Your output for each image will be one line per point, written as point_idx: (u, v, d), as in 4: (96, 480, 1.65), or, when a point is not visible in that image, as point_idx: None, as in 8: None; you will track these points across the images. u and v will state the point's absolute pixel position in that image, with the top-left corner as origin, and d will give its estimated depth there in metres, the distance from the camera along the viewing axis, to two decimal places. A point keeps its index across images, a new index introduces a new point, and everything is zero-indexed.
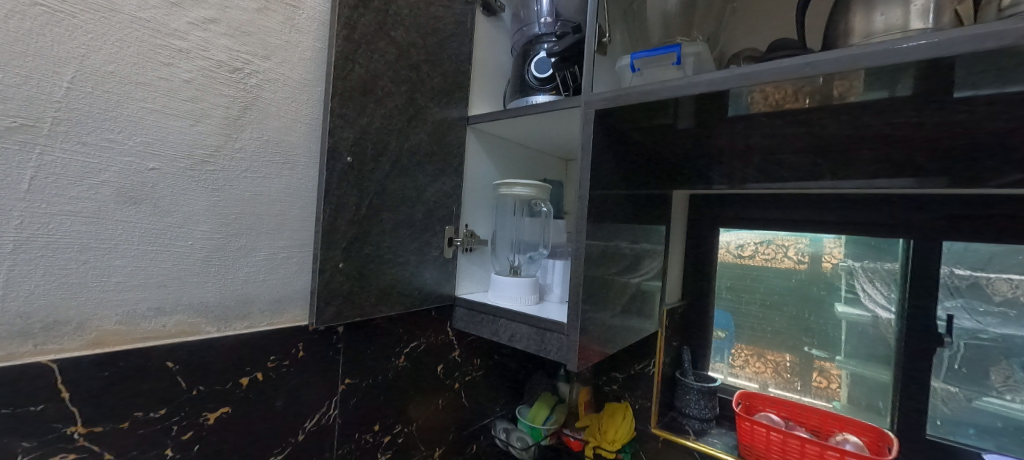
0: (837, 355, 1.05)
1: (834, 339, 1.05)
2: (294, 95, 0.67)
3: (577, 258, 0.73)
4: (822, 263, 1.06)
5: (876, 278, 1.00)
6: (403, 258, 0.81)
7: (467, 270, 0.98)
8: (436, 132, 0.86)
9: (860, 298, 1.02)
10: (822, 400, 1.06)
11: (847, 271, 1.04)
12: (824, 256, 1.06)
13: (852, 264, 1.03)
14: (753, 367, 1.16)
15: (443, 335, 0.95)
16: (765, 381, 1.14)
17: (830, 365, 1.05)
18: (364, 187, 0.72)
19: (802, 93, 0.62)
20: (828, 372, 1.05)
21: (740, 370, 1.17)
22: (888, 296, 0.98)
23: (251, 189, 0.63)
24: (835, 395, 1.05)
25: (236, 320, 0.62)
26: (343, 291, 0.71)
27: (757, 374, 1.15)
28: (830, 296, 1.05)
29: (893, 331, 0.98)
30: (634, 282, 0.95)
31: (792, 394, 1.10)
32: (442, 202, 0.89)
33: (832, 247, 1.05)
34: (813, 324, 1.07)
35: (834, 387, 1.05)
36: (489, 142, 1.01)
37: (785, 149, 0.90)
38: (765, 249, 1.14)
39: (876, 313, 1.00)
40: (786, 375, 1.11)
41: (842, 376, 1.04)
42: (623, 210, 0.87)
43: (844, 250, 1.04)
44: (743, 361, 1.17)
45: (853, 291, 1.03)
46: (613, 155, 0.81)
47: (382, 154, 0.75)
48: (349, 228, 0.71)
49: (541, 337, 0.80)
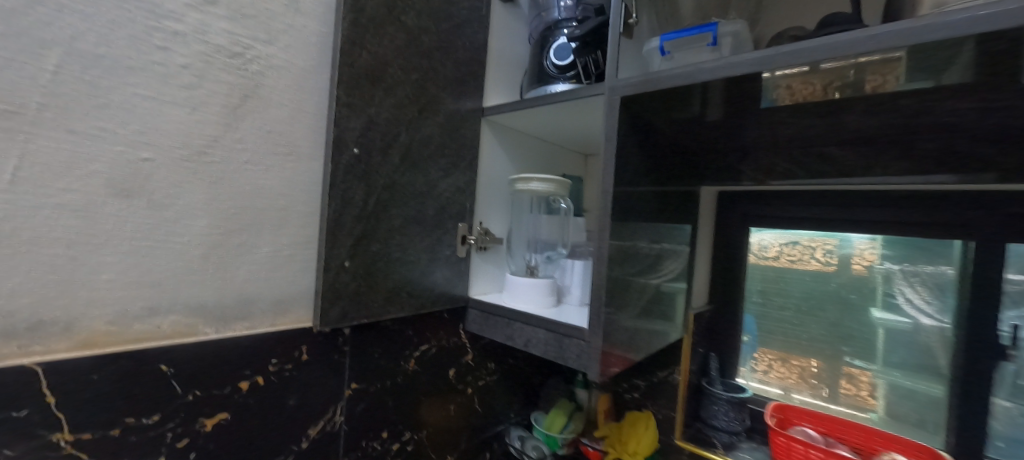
0: (876, 366, 0.96)
1: (875, 348, 0.96)
2: (298, 83, 0.63)
3: (599, 258, 0.68)
4: (853, 265, 0.98)
5: (918, 283, 0.91)
6: (413, 257, 0.77)
7: (480, 270, 0.93)
8: (449, 124, 0.81)
9: (900, 305, 0.93)
10: (852, 407, 0.99)
11: (884, 275, 0.95)
12: (854, 259, 0.98)
13: (890, 267, 0.94)
14: (777, 373, 1.08)
15: (455, 338, 0.90)
16: (788, 387, 1.07)
17: (865, 373, 0.97)
18: (373, 182, 0.68)
19: (832, 89, 0.61)
20: (857, 379, 0.98)
21: (765, 376, 1.10)
22: (932, 302, 0.90)
23: (251, 182, 0.59)
24: (865, 403, 0.97)
25: (235, 321, 0.59)
26: (349, 291, 0.66)
27: (780, 379, 1.08)
28: (865, 301, 0.97)
29: (938, 340, 0.89)
30: (654, 283, 0.88)
31: (820, 403, 1.03)
32: (455, 198, 0.84)
33: (864, 247, 0.97)
34: (854, 332, 0.99)
35: (865, 395, 0.97)
36: (504, 135, 0.95)
37: (828, 141, 0.82)
38: (790, 250, 1.07)
39: (917, 320, 0.91)
40: (812, 381, 1.03)
41: (878, 386, 0.96)
42: (648, 207, 0.81)
43: (880, 251, 0.95)
44: (766, 366, 1.10)
45: (893, 296, 0.94)
46: (638, 147, 0.75)
47: (392, 146, 0.71)
48: (355, 225, 0.66)
49: (559, 343, 0.74)
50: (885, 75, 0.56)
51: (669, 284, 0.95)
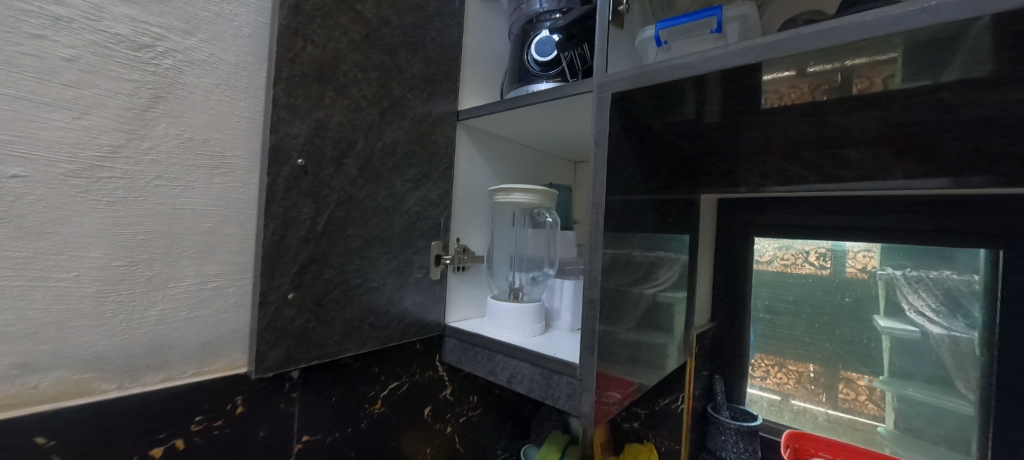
0: (897, 386, 0.88)
1: (894, 366, 0.88)
2: (227, 82, 0.53)
3: (592, 283, 0.58)
4: (846, 266, 0.93)
5: (922, 288, 0.86)
6: (376, 283, 0.66)
7: (459, 293, 0.83)
8: (418, 129, 0.71)
9: (904, 311, 0.87)
10: (851, 413, 0.93)
11: (886, 281, 0.89)
12: (849, 259, 0.93)
13: (892, 273, 0.89)
14: (775, 378, 1.01)
15: (431, 371, 0.80)
16: (787, 394, 1.00)
17: (871, 380, 0.91)
18: (324, 198, 0.58)
19: (819, 93, 0.55)
20: (855, 383, 0.92)
21: (762, 382, 1.02)
22: (935, 307, 0.84)
23: (165, 201, 0.48)
24: (864, 408, 0.92)
25: (146, 371, 0.48)
26: (294, 328, 0.56)
27: (779, 385, 1.00)
28: (867, 309, 0.91)
29: (948, 351, 0.83)
30: (649, 293, 0.77)
31: (828, 421, 0.96)
32: (425, 214, 0.74)
33: (859, 248, 0.92)
34: (873, 350, 0.90)
35: (863, 399, 0.92)
36: (483, 141, 0.86)
37: (842, 141, 0.73)
38: (784, 254, 1.00)
39: (924, 328, 0.86)
40: (810, 387, 0.97)
41: (887, 398, 0.89)
42: (645, 218, 0.72)
43: (877, 256, 0.90)
44: (763, 372, 1.02)
45: (897, 303, 0.88)
46: (633, 152, 0.65)
47: (347, 155, 0.60)
48: (300, 250, 0.55)
49: (547, 381, 0.64)
50: (871, 81, 0.52)
51: (669, 303, 0.85)
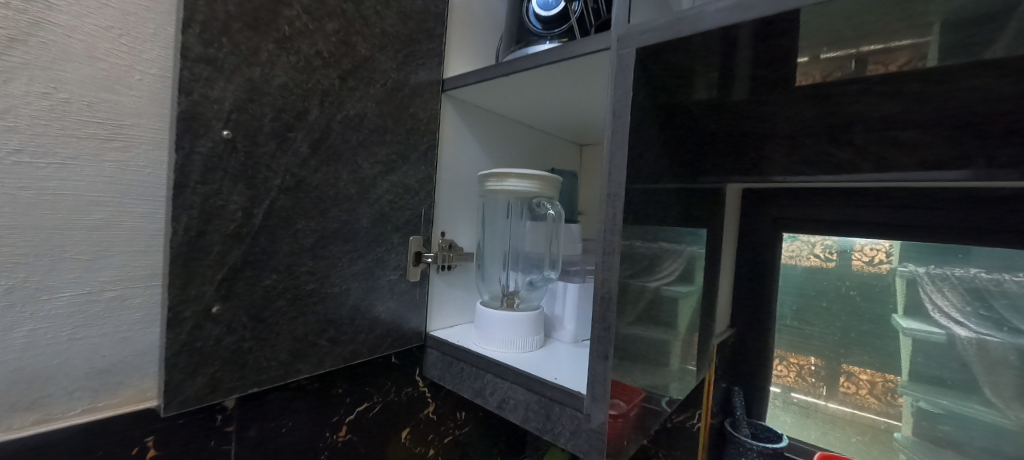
0: (927, 398, 0.78)
1: (927, 378, 0.77)
2: (122, 25, 0.39)
3: (606, 301, 0.44)
4: (852, 259, 0.84)
5: (947, 286, 0.76)
6: (336, 289, 0.53)
7: (444, 296, 0.71)
8: (391, 99, 0.58)
9: (927, 311, 0.77)
10: (850, 406, 0.85)
11: (906, 278, 0.79)
12: (856, 252, 0.83)
13: (913, 270, 0.78)
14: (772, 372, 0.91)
15: (409, 389, 0.67)
16: (784, 388, 0.90)
17: (873, 374, 0.82)
18: (261, 183, 0.45)
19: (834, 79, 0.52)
20: (857, 377, 0.84)
21: (764, 378, 0.92)
22: (963, 308, 0.74)
23: (31, 185, 0.36)
24: (866, 402, 0.83)
25: (9, 414, 0.36)
26: (221, 350, 0.43)
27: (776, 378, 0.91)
28: (885, 309, 0.81)
29: (976, 355, 0.73)
30: (652, 286, 0.55)
31: (863, 441, 0.84)
32: (400, 204, 0.61)
33: (866, 242, 0.83)
34: (923, 365, 0.78)
35: (865, 394, 0.83)
36: (473, 117, 0.72)
37: (908, 120, 0.60)
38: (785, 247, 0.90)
39: (950, 331, 0.75)
40: (811, 380, 0.88)
41: (906, 406, 0.80)
42: (668, 212, 0.59)
43: (895, 252, 0.80)
44: (764, 369, 0.92)
45: (920, 303, 0.78)
46: (658, 129, 0.52)
47: (293, 128, 0.47)
48: (227, 251, 0.43)
49: (546, 411, 0.52)
50: (889, 67, 0.48)
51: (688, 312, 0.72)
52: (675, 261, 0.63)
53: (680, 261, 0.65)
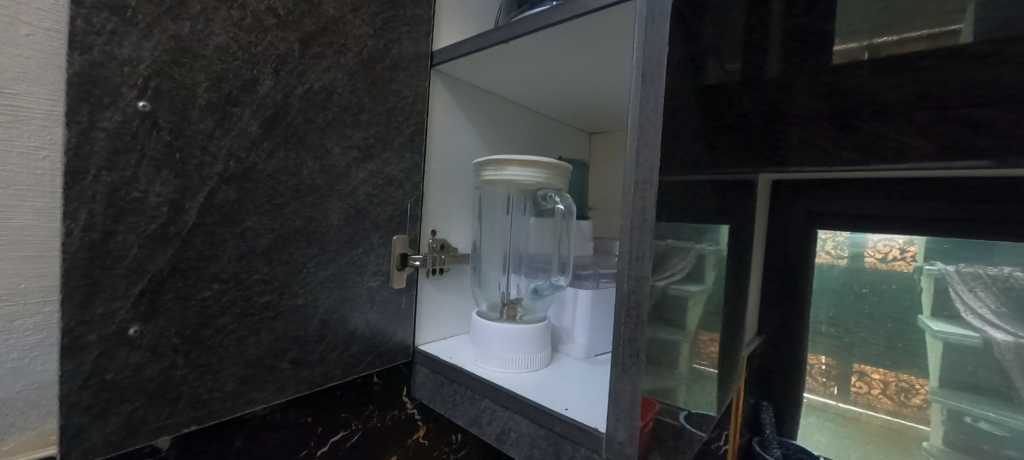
0: (983, 415, 0.67)
1: (972, 391, 0.67)
2: None
3: (633, 320, 0.34)
4: (865, 258, 0.75)
5: (980, 286, 0.66)
6: (301, 300, 0.44)
7: (435, 304, 0.61)
8: (368, 71, 0.48)
9: (959, 313, 0.68)
10: (864, 407, 0.76)
11: (934, 277, 0.70)
12: (869, 252, 0.74)
13: (942, 268, 0.69)
14: (795, 381, 0.82)
15: (394, 411, 0.57)
16: (798, 394, 0.82)
17: (885, 373, 0.74)
18: (194, 170, 0.35)
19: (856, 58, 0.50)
20: (869, 376, 0.75)
21: (795, 391, 0.82)
22: (999, 309, 0.65)
23: None
24: (878, 402, 0.75)
25: None
26: (143, 381, 0.34)
27: (792, 384, 0.82)
28: (910, 312, 0.72)
29: (1016, 360, 0.64)
30: (665, 283, 0.40)
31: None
32: (380, 197, 0.51)
33: (879, 238, 0.74)
34: (977, 377, 0.67)
35: (878, 393, 0.75)
36: (467, 98, 0.63)
37: (990, 91, 0.50)
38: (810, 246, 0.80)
39: (987, 335, 0.66)
40: (821, 379, 0.79)
41: (945, 420, 0.70)
42: (702, 204, 0.49)
43: (918, 247, 0.70)
44: (794, 382, 0.82)
45: (949, 305, 0.69)
46: (693, 101, 0.42)
47: (239, 102, 0.38)
48: (148, 257, 0.34)
49: (555, 450, 0.42)
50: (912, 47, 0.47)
51: (706, 318, 0.54)
52: (685, 257, 0.45)
53: (690, 259, 0.47)
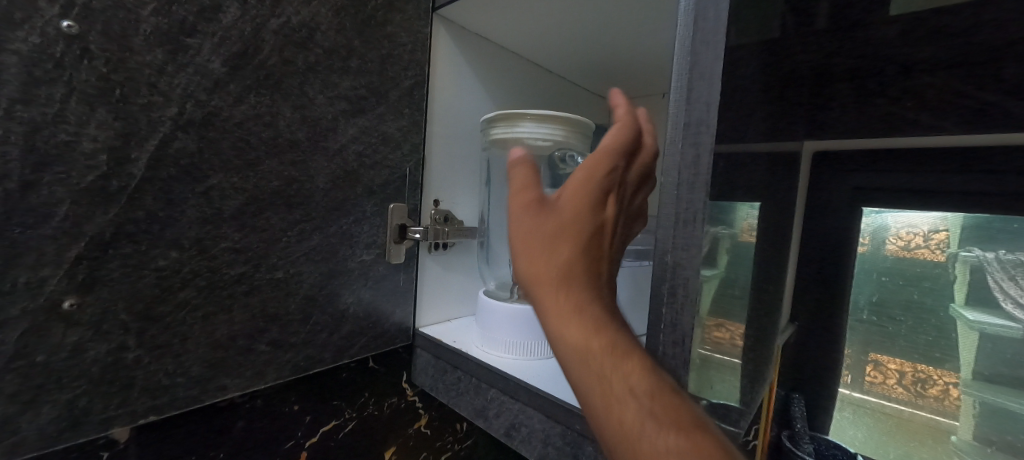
0: None
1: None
2: None
3: (678, 302, 0.27)
4: (887, 245, 0.68)
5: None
6: (281, 274, 0.38)
7: (438, 282, 0.55)
8: (359, 8, 0.41)
9: (998, 303, 0.60)
10: (879, 396, 0.70)
11: (970, 265, 0.62)
12: (891, 238, 0.67)
13: (980, 256, 0.61)
14: (831, 375, 0.74)
15: (393, 399, 0.52)
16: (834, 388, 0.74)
17: (902, 363, 0.67)
18: (141, 112, 0.29)
19: None
20: (885, 366, 0.69)
21: (830, 385, 0.74)
22: None
23: None
24: (894, 392, 0.69)
25: None
26: (84, 364, 0.29)
27: (829, 379, 0.74)
28: (942, 301, 0.64)
29: None
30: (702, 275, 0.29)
31: None
32: (375, 158, 0.45)
33: (902, 225, 0.66)
34: None
35: (893, 384, 0.69)
36: (474, 52, 0.56)
37: None
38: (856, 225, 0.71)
39: None
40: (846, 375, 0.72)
41: (990, 418, 0.62)
42: (748, 168, 0.42)
43: (948, 232, 0.63)
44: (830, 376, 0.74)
45: (989, 295, 0.61)
46: (750, 35, 0.35)
47: (196, 32, 0.31)
48: (83, 215, 0.28)
49: (575, 450, 0.37)
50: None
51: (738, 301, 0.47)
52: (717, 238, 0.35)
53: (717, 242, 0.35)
